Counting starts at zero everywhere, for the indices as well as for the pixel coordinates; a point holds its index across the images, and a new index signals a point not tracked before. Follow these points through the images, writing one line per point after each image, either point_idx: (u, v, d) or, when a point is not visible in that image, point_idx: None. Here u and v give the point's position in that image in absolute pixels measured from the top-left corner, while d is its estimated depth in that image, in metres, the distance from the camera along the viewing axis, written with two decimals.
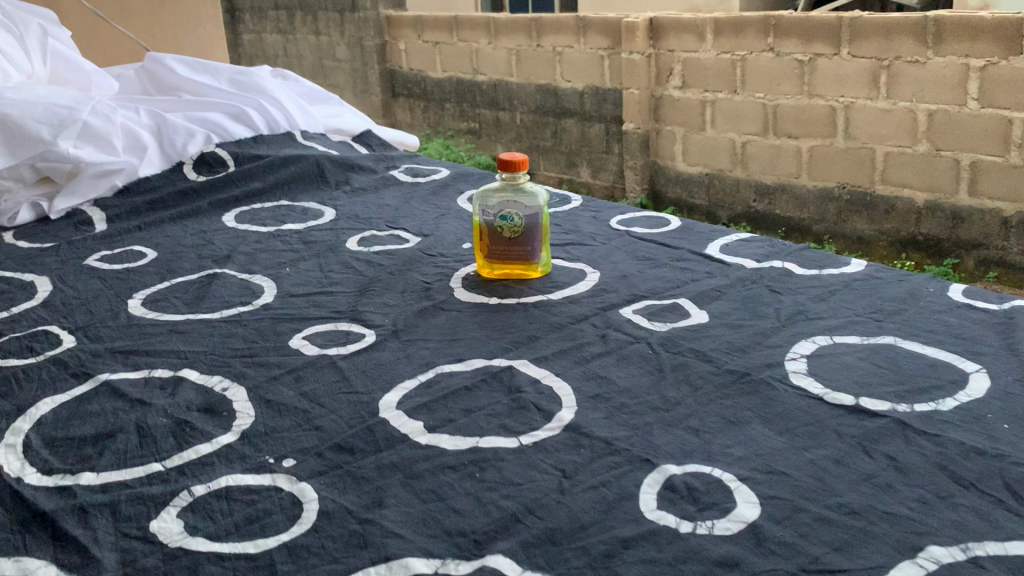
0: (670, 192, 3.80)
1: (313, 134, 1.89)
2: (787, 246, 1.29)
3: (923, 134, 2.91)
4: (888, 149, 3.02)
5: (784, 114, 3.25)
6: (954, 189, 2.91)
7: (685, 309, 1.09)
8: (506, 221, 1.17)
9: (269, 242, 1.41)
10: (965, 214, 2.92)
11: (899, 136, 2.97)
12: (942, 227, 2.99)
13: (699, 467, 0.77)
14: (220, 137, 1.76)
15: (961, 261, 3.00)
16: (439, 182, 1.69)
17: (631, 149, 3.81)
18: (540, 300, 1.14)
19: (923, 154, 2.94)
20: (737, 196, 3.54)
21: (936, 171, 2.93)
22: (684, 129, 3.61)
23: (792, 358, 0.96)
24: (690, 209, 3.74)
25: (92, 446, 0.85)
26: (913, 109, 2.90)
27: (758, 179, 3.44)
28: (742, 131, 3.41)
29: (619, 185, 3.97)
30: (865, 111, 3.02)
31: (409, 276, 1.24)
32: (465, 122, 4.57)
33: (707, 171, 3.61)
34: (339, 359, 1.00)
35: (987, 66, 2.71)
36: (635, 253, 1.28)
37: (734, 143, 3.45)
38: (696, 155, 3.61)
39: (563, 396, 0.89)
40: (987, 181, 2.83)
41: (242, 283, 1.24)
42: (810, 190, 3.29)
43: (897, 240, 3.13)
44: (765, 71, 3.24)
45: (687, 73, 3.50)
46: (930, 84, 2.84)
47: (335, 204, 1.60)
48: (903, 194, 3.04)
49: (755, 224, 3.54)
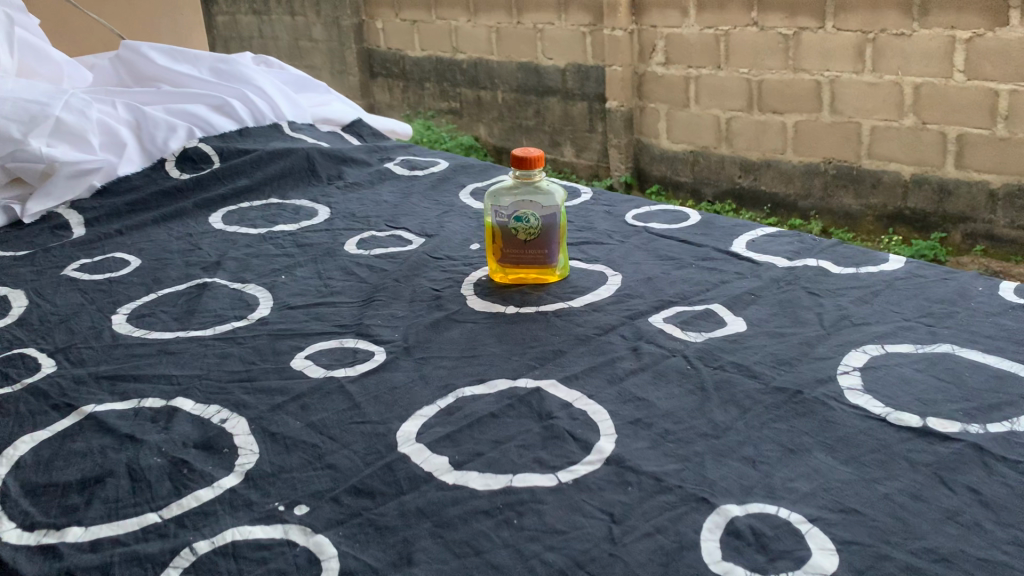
0: (654, 170, 3.71)
1: (300, 125, 1.78)
2: (817, 241, 1.21)
3: (909, 107, 2.84)
4: (875, 123, 2.94)
5: (770, 90, 3.16)
6: (941, 163, 2.85)
7: (720, 316, 1.00)
8: (522, 223, 1.08)
9: (261, 245, 1.31)
10: (952, 187, 2.86)
11: (887, 110, 2.89)
12: (928, 200, 2.93)
13: (764, 506, 0.69)
14: (203, 132, 1.66)
15: (947, 236, 2.95)
16: (438, 176, 1.60)
17: (615, 127, 3.71)
18: (561, 308, 1.05)
19: (909, 127, 2.87)
20: (722, 173, 3.47)
21: (924, 144, 2.86)
22: (667, 106, 3.52)
23: (844, 371, 0.89)
24: (675, 187, 3.66)
25: (78, 494, 0.75)
26: (899, 82, 2.83)
27: (743, 155, 3.36)
28: (727, 107, 3.32)
29: (604, 165, 3.88)
30: (852, 85, 2.94)
31: (416, 283, 1.15)
32: (445, 102, 4.45)
33: (692, 149, 3.52)
34: (348, 381, 0.91)
35: (973, 37, 2.63)
36: (656, 252, 1.20)
37: (719, 120, 3.36)
38: (681, 132, 3.52)
39: (599, 422, 0.81)
40: (975, 153, 2.76)
41: (235, 293, 1.14)
42: (795, 165, 3.22)
43: (882, 215, 3.06)
44: (750, 46, 3.15)
45: (671, 48, 3.40)
46: (917, 56, 2.76)
47: (329, 201, 1.50)
48: (889, 168, 2.97)
49: (741, 202, 3.46)
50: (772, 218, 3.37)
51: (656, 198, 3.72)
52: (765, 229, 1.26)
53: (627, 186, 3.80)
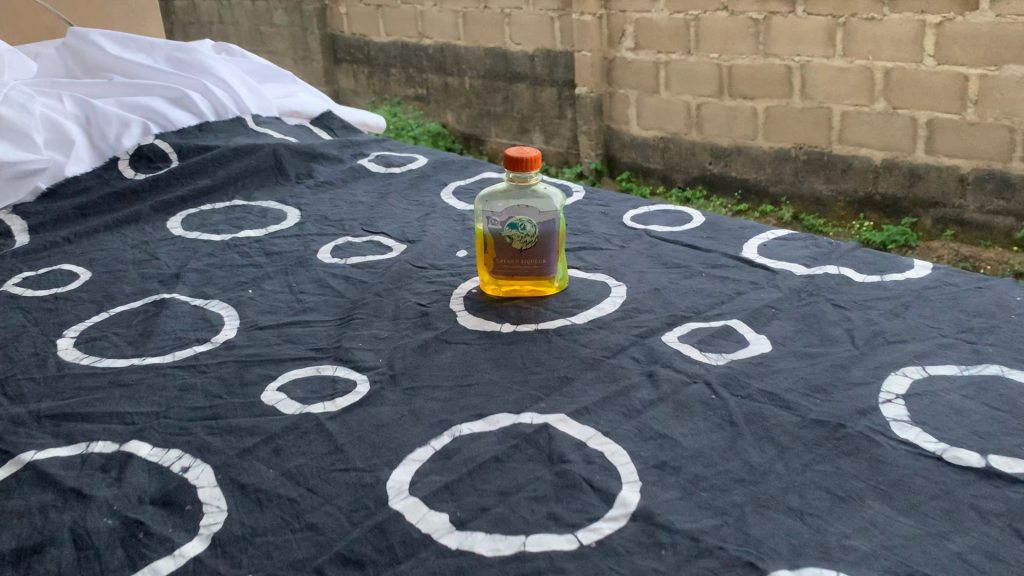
0: (625, 157, 3.61)
1: (265, 119, 1.66)
2: (835, 246, 1.11)
3: (880, 92, 2.77)
4: (846, 108, 2.87)
5: (741, 75, 3.06)
6: (911, 148, 2.78)
7: (740, 334, 0.91)
8: (517, 231, 0.97)
9: (224, 254, 1.19)
10: (922, 171, 2.79)
11: (858, 94, 2.81)
12: (899, 185, 2.86)
13: (820, 572, 0.59)
14: (160, 127, 1.53)
15: (918, 220, 2.88)
16: (417, 173, 1.49)
17: (585, 114, 3.60)
18: (563, 326, 0.95)
19: (880, 112, 2.80)
20: (692, 159, 3.37)
21: (894, 129, 2.79)
22: (637, 92, 3.42)
23: (886, 399, 0.79)
24: (646, 173, 3.55)
25: (13, 567, 0.64)
26: (870, 67, 2.75)
27: (713, 141, 3.27)
28: (698, 93, 3.22)
29: (574, 152, 3.77)
30: (823, 70, 2.86)
31: (399, 297, 1.04)
32: (412, 88, 4.30)
33: (662, 135, 3.42)
34: (328, 419, 0.80)
35: (943, 22, 2.56)
36: (662, 259, 1.10)
37: (690, 106, 3.27)
38: (651, 118, 3.42)
39: (619, 468, 0.71)
40: (945, 139, 2.70)
41: (197, 312, 1.02)
42: (766, 151, 3.13)
43: (854, 200, 2.99)
44: (721, 31, 3.05)
45: (640, 34, 3.29)
46: (887, 41, 2.68)
47: (299, 202, 1.38)
48: (860, 154, 2.90)
49: (711, 188, 3.37)
50: (742, 205, 3.28)
51: (626, 185, 3.62)
52: (776, 232, 1.17)
53: (597, 173, 3.68)
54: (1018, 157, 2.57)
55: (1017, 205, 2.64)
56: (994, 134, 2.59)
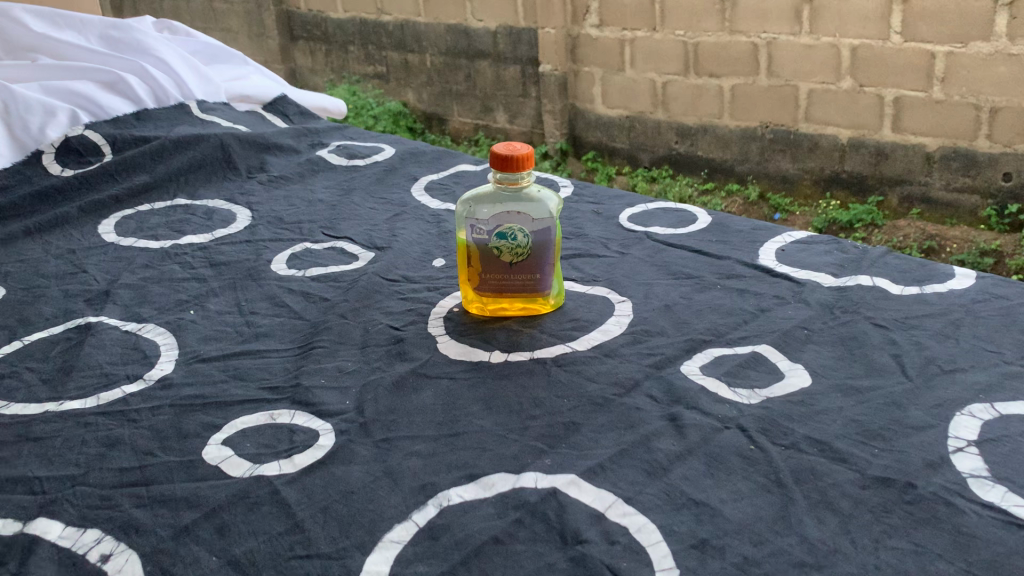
0: (590, 136, 3.43)
1: (212, 105, 1.49)
2: (862, 251, 0.98)
3: (846, 70, 2.64)
4: (812, 85, 2.74)
5: (706, 53, 2.90)
6: (877, 126, 2.67)
7: (774, 364, 0.77)
8: (506, 242, 0.83)
9: (163, 265, 1.03)
10: (888, 150, 2.69)
11: (824, 72, 2.69)
12: (865, 163, 2.75)
13: None
14: (90, 115, 1.35)
15: (884, 199, 2.77)
16: (383, 166, 1.33)
17: (548, 92, 3.41)
18: (562, 354, 0.81)
19: (846, 90, 2.68)
20: (659, 138, 3.21)
21: (860, 108, 2.68)
22: (602, 70, 3.23)
23: (958, 449, 0.66)
24: (612, 153, 3.39)
25: None
26: (837, 44, 2.62)
27: (680, 120, 3.11)
28: (663, 71, 3.06)
29: (538, 131, 3.58)
30: (788, 48, 2.72)
31: (368, 319, 0.89)
32: (371, 65, 4.08)
33: (627, 114, 3.25)
34: (284, 484, 0.65)
35: None
36: (668, 269, 0.96)
37: (655, 84, 3.10)
38: (616, 97, 3.25)
39: (650, 551, 0.57)
40: (911, 117, 2.59)
41: (129, 341, 0.87)
42: (733, 130, 2.99)
43: (820, 178, 2.87)
44: (684, 6, 2.88)
45: (604, 9, 3.10)
46: (853, 17, 2.55)
47: (250, 200, 1.22)
48: (827, 132, 2.78)
49: (677, 168, 3.22)
50: (709, 184, 3.13)
51: (592, 165, 3.45)
52: (794, 234, 1.04)
53: (562, 153, 3.49)
54: (985, 135, 2.49)
55: (983, 181, 2.56)
56: (960, 111, 2.50)
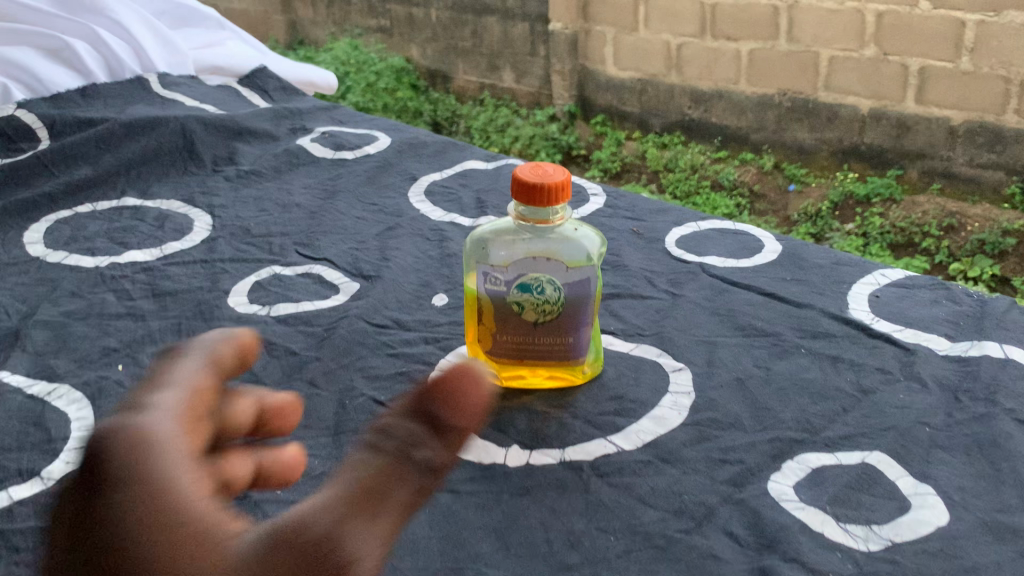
0: (599, 99, 3.01)
1: (175, 79, 1.27)
2: (975, 306, 0.77)
3: (870, 37, 2.28)
4: (833, 53, 2.37)
5: (723, 14, 2.52)
6: (900, 97, 2.31)
7: (895, 490, 0.56)
8: (530, 298, 0.62)
9: (93, 293, 0.82)
10: (911, 124, 2.33)
11: (846, 38, 2.32)
12: (886, 135, 2.38)
13: None
14: (27, 91, 1.14)
15: (903, 173, 2.40)
16: (376, 160, 1.11)
17: (557, 51, 2.99)
18: (603, 456, 0.60)
19: (870, 59, 2.31)
20: (669, 105, 2.82)
21: (882, 77, 2.31)
22: (614, 30, 2.82)
23: None
24: (622, 118, 2.98)
25: None
26: (861, 9, 2.26)
27: (694, 85, 2.72)
28: (678, 32, 2.66)
29: (547, 92, 3.17)
30: (810, 11, 2.35)
31: (349, 387, 0.68)
32: (374, 19, 3.67)
33: (639, 77, 2.85)
34: None
35: None
36: (733, 322, 0.75)
37: (669, 47, 2.71)
38: (627, 58, 2.84)
39: None
40: (940, 88, 2.23)
41: (32, 413, 0.66)
42: (749, 97, 2.60)
43: (839, 149, 2.49)
44: None
45: None
46: None
47: (212, 202, 1.00)
48: (846, 103, 2.42)
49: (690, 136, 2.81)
50: (721, 153, 2.73)
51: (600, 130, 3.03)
52: (888, 275, 0.82)
53: (570, 118, 3.08)
54: (1014, 109, 2.14)
55: (1008, 158, 2.21)
56: (988, 85, 2.15)
